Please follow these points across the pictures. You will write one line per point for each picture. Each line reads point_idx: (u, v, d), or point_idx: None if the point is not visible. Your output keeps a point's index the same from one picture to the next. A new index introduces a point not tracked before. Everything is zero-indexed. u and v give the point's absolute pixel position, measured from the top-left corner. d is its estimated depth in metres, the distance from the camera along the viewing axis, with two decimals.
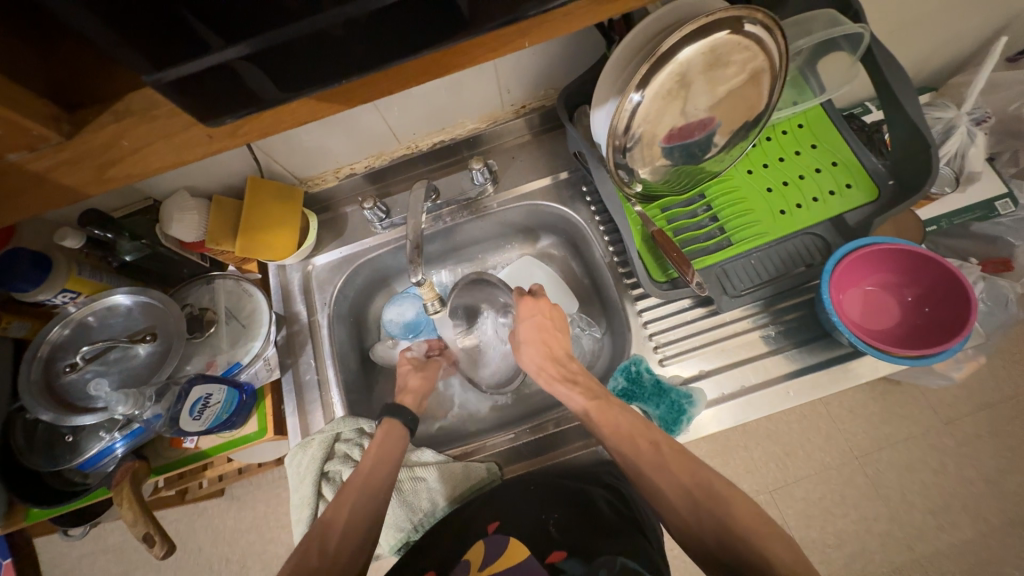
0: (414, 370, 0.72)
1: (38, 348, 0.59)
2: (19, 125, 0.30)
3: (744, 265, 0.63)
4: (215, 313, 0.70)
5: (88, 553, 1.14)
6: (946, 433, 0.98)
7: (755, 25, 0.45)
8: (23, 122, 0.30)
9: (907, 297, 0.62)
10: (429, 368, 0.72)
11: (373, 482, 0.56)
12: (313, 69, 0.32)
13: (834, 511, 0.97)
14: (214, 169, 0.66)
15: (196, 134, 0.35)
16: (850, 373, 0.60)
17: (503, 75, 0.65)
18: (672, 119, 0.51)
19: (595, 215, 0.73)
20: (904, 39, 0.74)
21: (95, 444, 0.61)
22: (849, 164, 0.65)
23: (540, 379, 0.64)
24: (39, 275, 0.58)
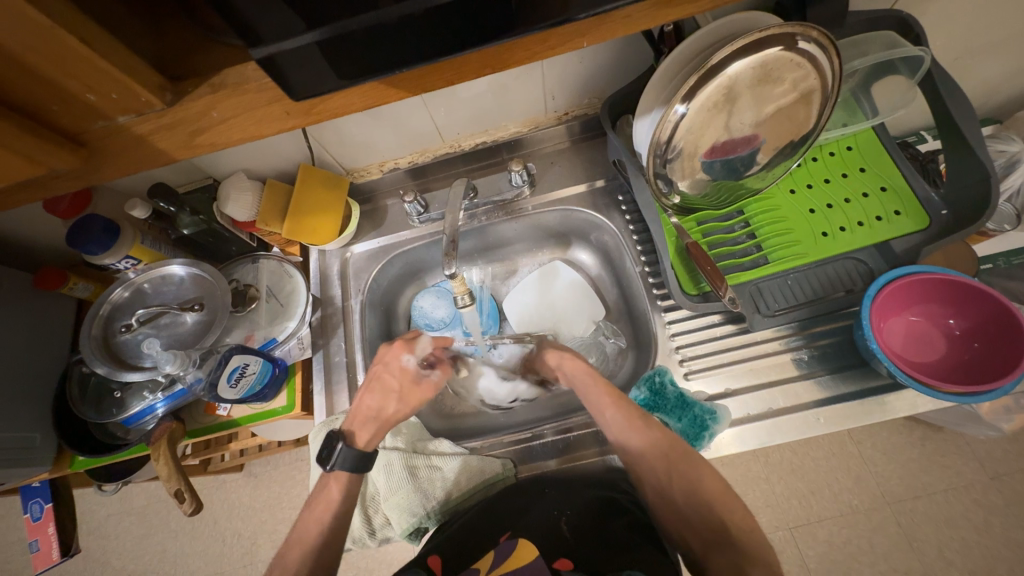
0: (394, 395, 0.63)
1: (100, 307, 0.65)
2: (129, 89, 0.34)
3: (781, 285, 0.62)
4: (258, 290, 0.74)
5: (114, 512, 1.20)
6: (991, 490, 0.91)
7: (809, 42, 0.45)
8: (132, 87, 0.34)
9: (954, 330, 0.59)
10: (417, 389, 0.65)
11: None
12: (372, 58, 0.34)
13: (860, 559, 0.91)
14: (270, 155, 0.70)
15: (274, 110, 0.38)
16: (886, 407, 0.57)
17: (549, 80, 0.67)
18: (716, 132, 0.51)
19: (629, 224, 0.73)
20: (969, 68, 0.71)
21: (139, 403, 0.64)
22: (899, 190, 0.63)
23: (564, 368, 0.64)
24: (108, 240, 0.63)
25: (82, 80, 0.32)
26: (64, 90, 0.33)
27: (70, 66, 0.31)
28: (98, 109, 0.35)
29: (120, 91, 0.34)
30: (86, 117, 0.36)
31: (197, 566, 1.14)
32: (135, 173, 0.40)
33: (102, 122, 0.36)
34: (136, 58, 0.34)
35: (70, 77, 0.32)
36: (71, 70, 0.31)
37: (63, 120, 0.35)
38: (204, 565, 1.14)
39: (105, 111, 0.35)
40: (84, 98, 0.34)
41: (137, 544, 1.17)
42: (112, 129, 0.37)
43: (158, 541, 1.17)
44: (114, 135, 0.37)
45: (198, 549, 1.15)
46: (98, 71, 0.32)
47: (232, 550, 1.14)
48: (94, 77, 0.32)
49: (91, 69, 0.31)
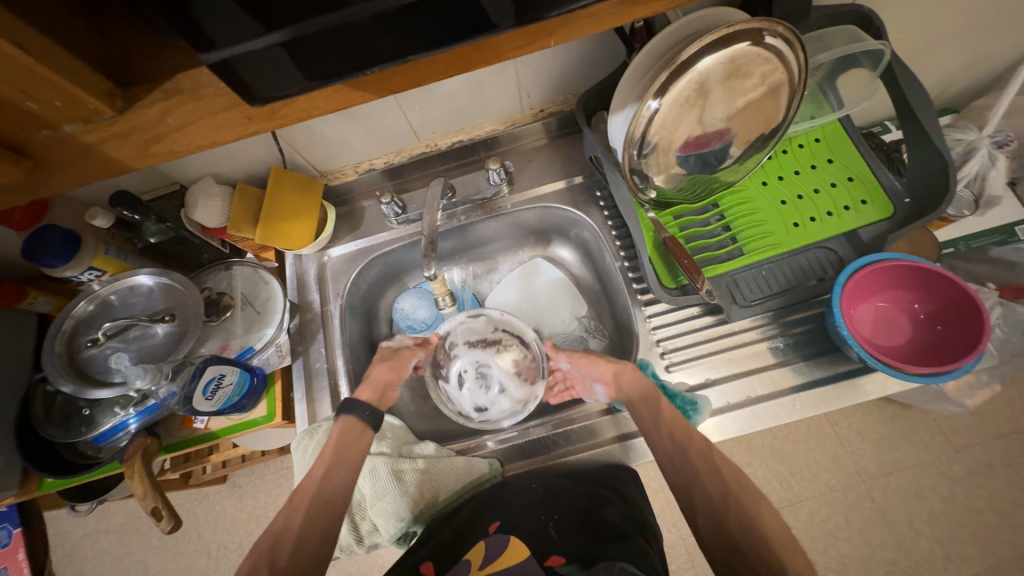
0: (381, 360, 0.67)
1: (63, 322, 0.62)
2: (75, 96, 0.32)
3: (755, 276, 0.63)
4: (232, 298, 0.72)
5: (91, 532, 1.16)
6: (957, 462, 0.95)
7: (776, 37, 0.45)
8: (78, 94, 0.32)
9: (919, 313, 0.62)
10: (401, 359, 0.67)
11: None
12: (339, 60, 0.34)
13: (838, 535, 0.95)
14: (240, 158, 0.68)
15: (237, 114, 0.36)
16: (858, 390, 0.59)
17: (523, 78, 0.67)
18: (689, 127, 0.52)
19: (608, 219, 0.74)
20: (927, 59, 0.74)
21: (109, 419, 0.62)
22: (865, 180, 0.65)
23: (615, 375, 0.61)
24: (68, 252, 0.60)
25: (21, 90, 0.30)
26: (3, 100, 0.31)
27: (8, 76, 0.29)
28: (42, 117, 0.33)
29: (65, 99, 0.32)
30: (30, 126, 0.34)
31: None
32: (90, 184, 0.39)
33: (47, 131, 0.35)
34: (82, 65, 0.32)
35: (9, 86, 0.30)
36: (9, 79, 0.29)
37: (4, 130, 0.33)
38: None
39: (50, 120, 0.34)
40: (26, 107, 0.32)
41: (117, 563, 1.13)
42: (58, 138, 0.35)
43: (139, 559, 1.13)
44: (63, 144, 0.35)
45: (182, 565, 1.12)
46: (40, 79, 0.30)
47: (218, 563, 1.11)
48: (36, 85, 0.30)
49: (33, 79, 0.30)
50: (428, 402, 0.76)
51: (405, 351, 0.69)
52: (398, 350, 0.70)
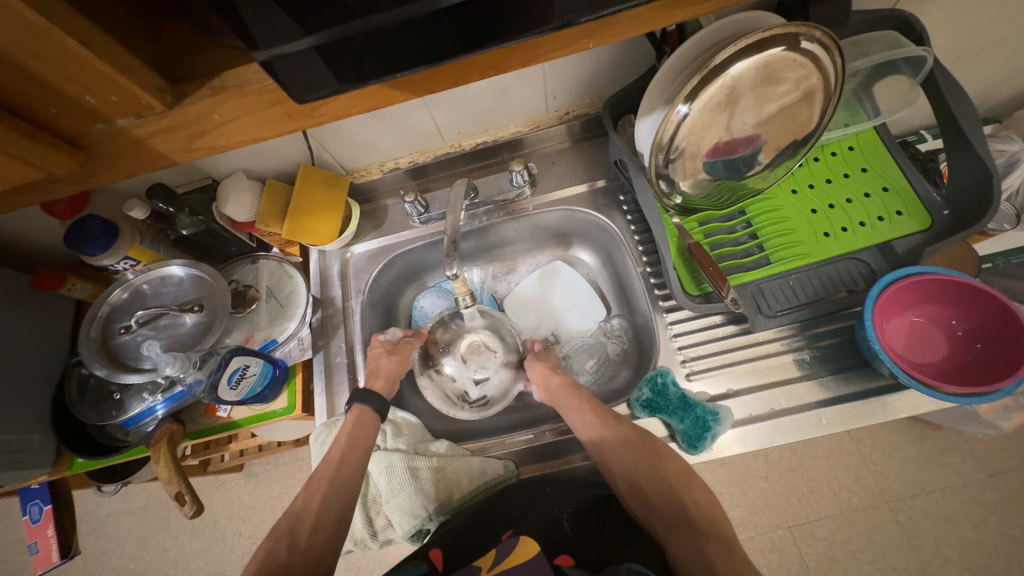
0: (387, 353, 0.69)
1: (99, 308, 0.64)
2: (129, 92, 0.34)
3: (782, 286, 0.62)
4: (258, 291, 0.73)
5: (114, 513, 1.20)
6: (989, 487, 0.91)
7: (812, 43, 0.44)
8: (131, 90, 0.33)
9: (957, 331, 0.59)
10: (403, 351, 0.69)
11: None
12: (374, 63, 0.34)
13: (859, 557, 0.91)
14: (271, 155, 0.70)
15: (276, 112, 0.37)
16: (887, 408, 0.57)
17: (550, 81, 0.67)
18: (718, 133, 0.51)
19: (631, 224, 0.73)
20: (970, 67, 0.71)
21: (138, 404, 0.64)
22: (901, 191, 0.63)
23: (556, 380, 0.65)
24: (107, 242, 0.63)
25: (80, 84, 0.32)
26: (63, 93, 0.32)
27: (68, 69, 0.31)
28: (97, 112, 0.35)
29: (120, 94, 0.34)
30: (85, 120, 0.35)
31: (197, 566, 1.14)
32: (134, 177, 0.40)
33: (103, 125, 0.36)
34: (137, 60, 0.33)
35: (68, 81, 0.31)
36: (69, 73, 0.31)
37: (62, 123, 0.35)
38: (204, 565, 1.14)
39: (104, 114, 0.35)
40: (83, 101, 0.33)
41: (137, 545, 1.17)
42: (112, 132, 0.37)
43: (159, 541, 1.16)
44: (114, 138, 0.37)
45: (198, 549, 1.15)
46: (98, 75, 0.32)
47: (233, 549, 1.13)
48: (92, 80, 0.32)
49: (92, 73, 0.31)
50: None
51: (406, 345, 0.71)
52: (400, 344, 0.71)
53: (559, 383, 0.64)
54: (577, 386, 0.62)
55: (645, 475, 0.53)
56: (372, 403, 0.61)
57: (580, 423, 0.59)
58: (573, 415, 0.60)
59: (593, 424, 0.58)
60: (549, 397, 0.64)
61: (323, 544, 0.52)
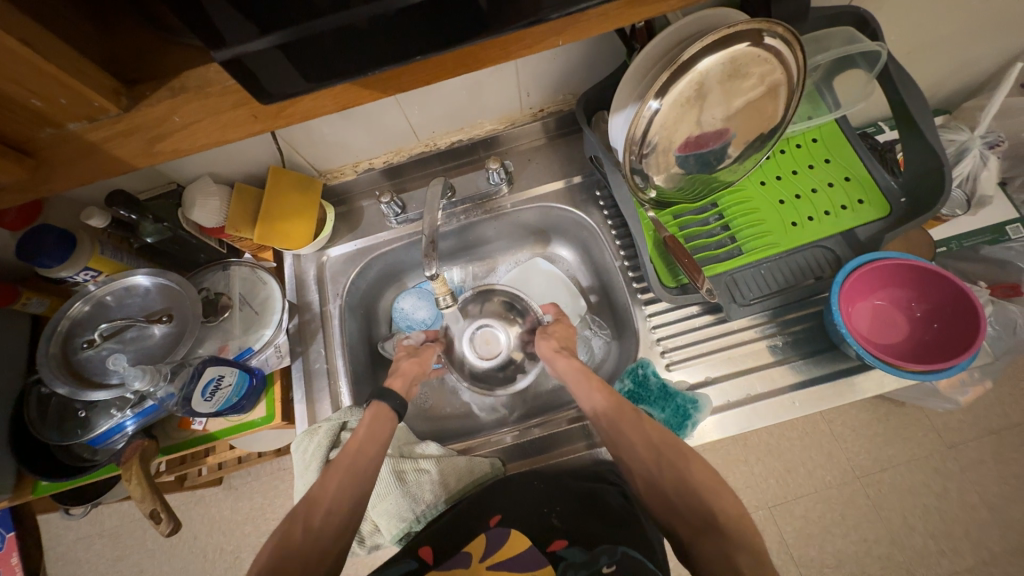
0: (406, 356, 0.69)
1: (58, 323, 0.61)
2: (80, 94, 0.32)
3: (754, 275, 0.64)
4: (230, 298, 0.71)
5: (84, 536, 1.14)
6: (950, 458, 0.97)
7: (775, 38, 0.46)
8: (83, 92, 0.32)
9: (916, 312, 0.63)
10: (423, 354, 0.69)
11: (361, 459, 0.55)
12: (340, 61, 0.33)
13: (834, 531, 0.96)
14: (238, 158, 0.68)
15: (242, 113, 0.36)
16: (855, 388, 0.60)
17: (523, 78, 0.67)
18: (689, 127, 0.52)
19: (608, 219, 0.74)
20: (922, 61, 0.74)
21: (105, 421, 0.61)
22: (862, 180, 0.65)
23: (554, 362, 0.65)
24: (63, 253, 0.60)
25: (23, 85, 0.30)
26: (7, 97, 0.30)
27: (10, 71, 0.29)
28: (46, 115, 0.33)
29: (70, 97, 0.32)
30: (33, 125, 0.33)
31: None
32: (91, 184, 0.38)
33: (51, 129, 0.34)
34: (87, 61, 0.32)
35: (12, 83, 0.30)
36: (13, 75, 0.29)
37: (7, 128, 0.33)
38: None
39: (54, 118, 0.33)
40: (29, 104, 0.32)
41: (111, 567, 1.12)
42: (63, 137, 0.35)
43: (134, 562, 1.12)
44: (67, 143, 0.35)
45: (177, 568, 1.11)
46: (45, 76, 0.30)
47: (214, 565, 1.10)
48: (39, 81, 0.30)
49: (37, 74, 0.30)
50: (427, 400, 0.76)
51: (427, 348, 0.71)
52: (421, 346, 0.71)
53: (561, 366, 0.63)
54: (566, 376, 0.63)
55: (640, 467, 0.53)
56: (391, 403, 0.60)
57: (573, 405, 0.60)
58: (582, 394, 0.60)
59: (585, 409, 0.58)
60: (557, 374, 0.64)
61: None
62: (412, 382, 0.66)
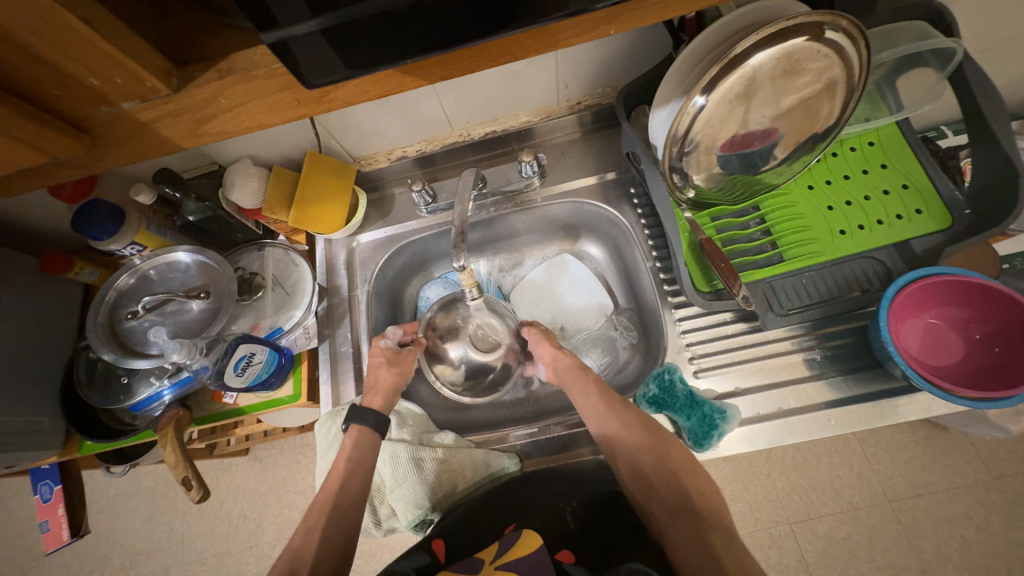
0: (385, 365, 0.66)
1: (106, 294, 0.64)
2: (134, 73, 0.33)
3: (795, 284, 0.61)
4: (264, 278, 0.73)
5: (122, 493, 1.22)
6: (994, 490, 0.90)
7: (837, 32, 0.43)
8: (137, 71, 0.33)
9: (974, 334, 0.58)
10: (403, 363, 0.67)
11: None
12: (382, 47, 0.33)
13: (860, 555, 0.91)
14: (277, 141, 0.69)
15: (285, 97, 0.36)
16: (898, 410, 0.57)
17: (562, 69, 0.65)
18: (735, 125, 0.50)
19: (641, 218, 0.72)
20: (999, 60, 0.68)
21: (145, 389, 0.64)
22: (921, 188, 0.61)
23: (551, 368, 0.66)
24: (114, 227, 0.63)
25: (82, 63, 0.31)
26: (68, 75, 0.32)
27: (69, 48, 0.30)
28: (102, 94, 0.34)
29: (123, 75, 0.33)
30: (89, 103, 0.35)
31: (203, 546, 1.16)
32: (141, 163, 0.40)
33: (106, 108, 0.35)
34: (141, 42, 0.33)
35: (72, 61, 0.31)
36: (72, 53, 0.30)
37: (65, 105, 0.34)
38: (209, 546, 1.16)
39: (109, 97, 0.34)
40: (87, 82, 0.32)
41: (145, 524, 1.19)
42: (116, 115, 0.36)
43: (165, 521, 1.19)
44: (119, 122, 0.36)
45: (204, 529, 1.17)
46: (104, 55, 0.31)
47: (238, 531, 1.15)
48: (96, 60, 0.31)
49: (95, 53, 0.30)
50: None
51: (407, 353, 0.69)
52: (401, 352, 0.69)
53: (567, 364, 0.64)
54: (579, 370, 0.63)
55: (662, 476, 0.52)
56: (369, 421, 0.60)
57: (587, 405, 0.59)
58: (580, 401, 0.60)
59: (600, 415, 0.58)
60: (557, 377, 0.65)
61: (337, 528, 0.53)
62: (394, 393, 0.65)
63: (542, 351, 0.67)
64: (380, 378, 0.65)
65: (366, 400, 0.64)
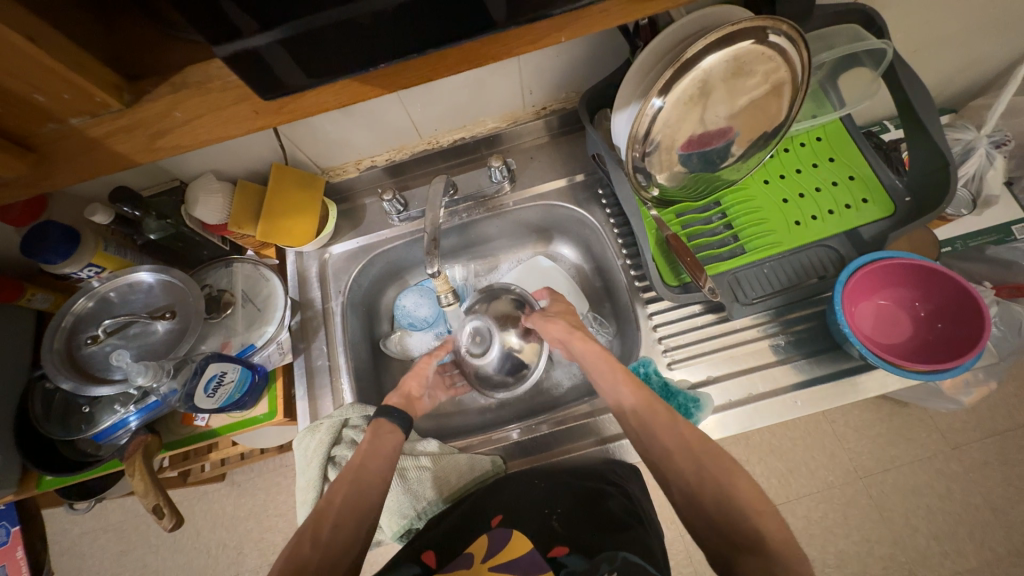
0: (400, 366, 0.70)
1: (62, 319, 0.61)
2: (82, 89, 0.32)
3: (757, 274, 0.64)
4: (233, 295, 0.71)
5: (88, 531, 1.15)
6: (954, 459, 0.96)
7: (779, 35, 0.45)
8: (85, 87, 0.32)
9: (920, 312, 0.62)
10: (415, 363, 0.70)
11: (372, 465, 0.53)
12: (342, 55, 0.33)
13: (836, 531, 0.96)
14: (240, 154, 0.68)
15: (244, 109, 0.36)
16: (858, 388, 0.60)
17: (525, 75, 0.67)
18: (692, 125, 0.52)
19: (610, 218, 0.74)
20: (928, 59, 0.74)
21: (109, 417, 0.62)
22: (866, 179, 0.65)
23: (569, 346, 0.62)
24: (68, 249, 0.60)
25: (26, 81, 0.30)
26: (11, 92, 0.31)
27: (12, 66, 0.29)
28: (48, 111, 0.33)
29: (72, 92, 0.32)
30: (35, 120, 0.34)
31: None
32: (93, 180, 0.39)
33: (54, 125, 0.34)
34: (88, 57, 0.32)
35: (15, 78, 0.30)
36: (16, 70, 0.29)
37: (8, 123, 0.33)
38: None
39: (56, 114, 0.33)
40: (31, 99, 0.32)
41: (114, 562, 1.13)
42: (64, 132, 0.35)
43: (137, 557, 1.13)
44: (68, 139, 0.35)
45: (181, 562, 1.12)
46: (48, 72, 0.30)
47: (217, 560, 1.11)
48: (41, 77, 0.30)
49: (40, 70, 0.30)
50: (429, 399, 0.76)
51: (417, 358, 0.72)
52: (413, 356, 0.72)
53: (582, 343, 0.60)
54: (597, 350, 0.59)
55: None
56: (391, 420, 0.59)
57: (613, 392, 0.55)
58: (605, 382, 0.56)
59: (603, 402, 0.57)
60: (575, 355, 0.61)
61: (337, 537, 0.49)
62: (410, 398, 0.66)
63: (552, 333, 0.64)
64: (407, 384, 0.67)
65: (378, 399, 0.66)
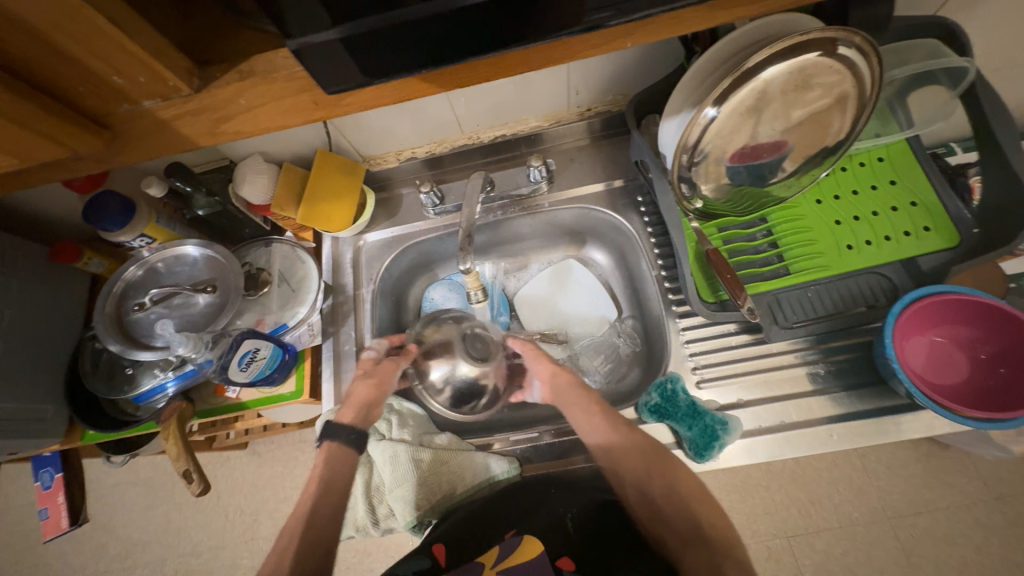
0: (362, 377, 0.63)
1: (114, 285, 0.65)
2: (156, 72, 0.33)
3: (800, 298, 0.61)
4: (270, 274, 0.74)
5: (120, 483, 1.22)
6: (995, 510, 0.90)
7: (849, 48, 0.43)
8: (160, 70, 0.33)
9: (980, 353, 0.58)
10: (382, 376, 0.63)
11: None
12: (400, 55, 0.33)
13: (856, 571, 0.91)
14: (288, 139, 0.70)
15: (302, 100, 0.37)
16: (900, 427, 0.56)
17: (573, 76, 0.65)
18: (744, 138, 0.50)
19: (648, 226, 0.72)
20: (1012, 78, 0.68)
21: (149, 380, 0.65)
22: (929, 206, 0.61)
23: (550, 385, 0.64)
24: (124, 219, 0.63)
25: (107, 62, 0.31)
26: (93, 72, 0.32)
27: (98, 47, 0.30)
28: (125, 92, 0.34)
29: (146, 74, 0.33)
30: (112, 100, 0.35)
31: (200, 538, 1.16)
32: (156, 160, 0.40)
33: (128, 106, 0.36)
34: (163, 41, 0.33)
35: (99, 59, 0.31)
36: (101, 53, 0.31)
37: (88, 102, 0.34)
38: (205, 539, 1.16)
39: (132, 95, 0.35)
40: (111, 80, 0.33)
41: (141, 515, 1.19)
42: (138, 113, 0.36)
43: (162, 513, 1.19)
44: (139, 120, 0.36)
45: (201, 522, 1.17)
46: (127, 53, 0.31)
47: (234, 525, 1.16)
48: (121, 59, 0.32)
49: (120, 51, 0.31)
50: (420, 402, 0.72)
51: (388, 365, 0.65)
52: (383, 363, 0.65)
53: (565, 381, 0.63)
54: (576, 385, 0.62)
55: (657, 485, 0.53)
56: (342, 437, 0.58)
57: (585, 423, 0.58)
58: (582, 418, 0.59)
59: (596, 427, 0.57)
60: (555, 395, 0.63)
61: (318, 549, 0.51)
62: (368, 406, 0.61)
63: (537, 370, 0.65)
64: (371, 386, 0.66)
65: (339, 414, 0.61)
